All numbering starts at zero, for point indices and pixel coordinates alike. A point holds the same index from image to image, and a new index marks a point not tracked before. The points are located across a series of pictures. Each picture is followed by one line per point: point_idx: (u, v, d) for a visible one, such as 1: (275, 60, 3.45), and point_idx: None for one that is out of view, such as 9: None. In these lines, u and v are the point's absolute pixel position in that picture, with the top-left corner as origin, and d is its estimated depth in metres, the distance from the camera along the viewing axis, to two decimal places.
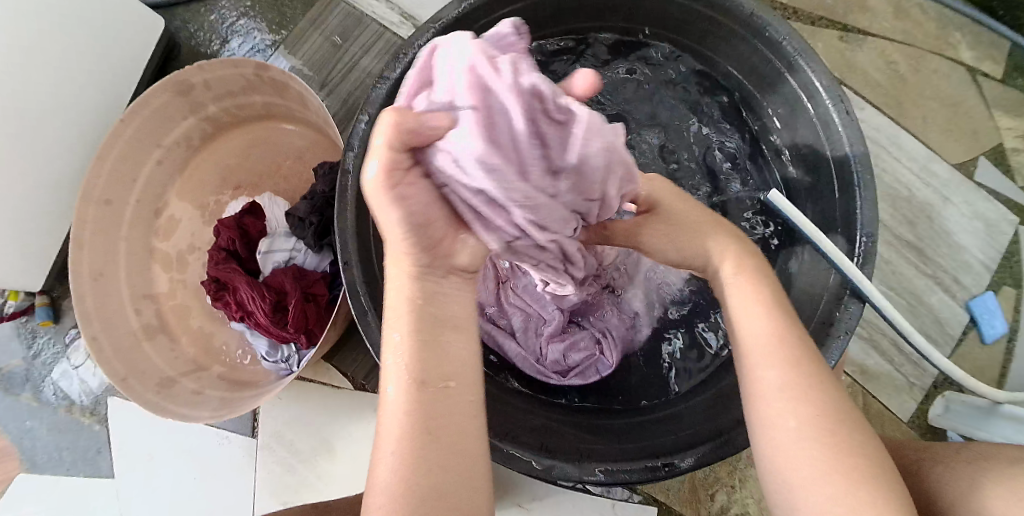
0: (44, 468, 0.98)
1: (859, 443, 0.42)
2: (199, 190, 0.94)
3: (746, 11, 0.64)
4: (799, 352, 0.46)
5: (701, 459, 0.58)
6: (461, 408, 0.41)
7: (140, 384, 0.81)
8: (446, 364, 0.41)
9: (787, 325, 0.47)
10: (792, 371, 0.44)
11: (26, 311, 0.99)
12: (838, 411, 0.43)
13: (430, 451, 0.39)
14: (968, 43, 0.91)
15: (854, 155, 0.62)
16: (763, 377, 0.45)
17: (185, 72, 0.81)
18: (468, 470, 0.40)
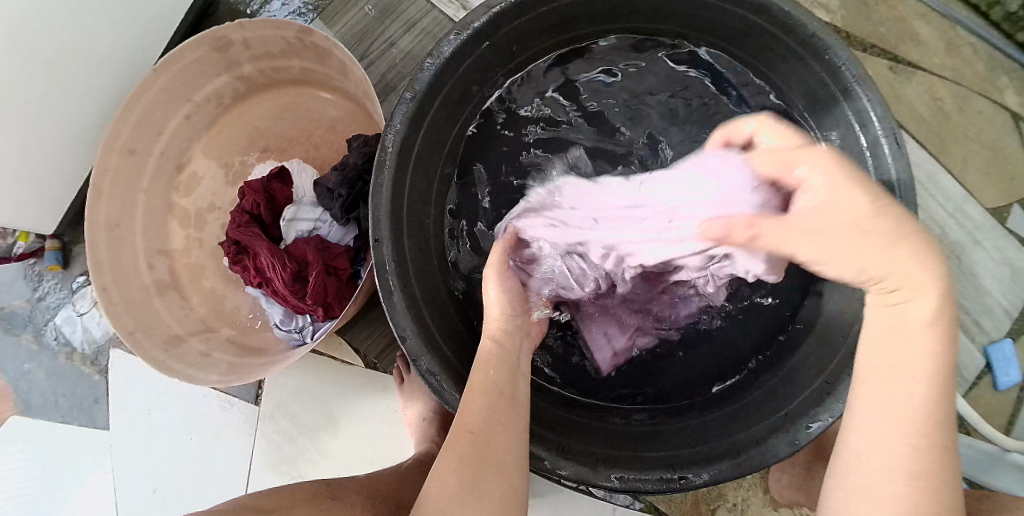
0: (39, 412, 0.96)
1: None
2: (225, 150, 0.92)
3: (808, 31, 0.63)
4: (939, 424, 0.42)
5: (716, 477, 0.58)
6: (505, 407, 0.52)
7: (147, 340, 0.81)
8: (497, 374, 0.54)
9: (932, 362, 0.43)
10: (924, 455, 0.42)
11: (35, 252, 0.98)
12: (943, 497, 0.41)
13: (471, 450, 0.49)
14: (1015, 88, 0.90)
15: (901, 189, 0.61)
16: (896, 449, 0.42)
17: (225, 29, 0.80)
18: (501, 468, 0.49)
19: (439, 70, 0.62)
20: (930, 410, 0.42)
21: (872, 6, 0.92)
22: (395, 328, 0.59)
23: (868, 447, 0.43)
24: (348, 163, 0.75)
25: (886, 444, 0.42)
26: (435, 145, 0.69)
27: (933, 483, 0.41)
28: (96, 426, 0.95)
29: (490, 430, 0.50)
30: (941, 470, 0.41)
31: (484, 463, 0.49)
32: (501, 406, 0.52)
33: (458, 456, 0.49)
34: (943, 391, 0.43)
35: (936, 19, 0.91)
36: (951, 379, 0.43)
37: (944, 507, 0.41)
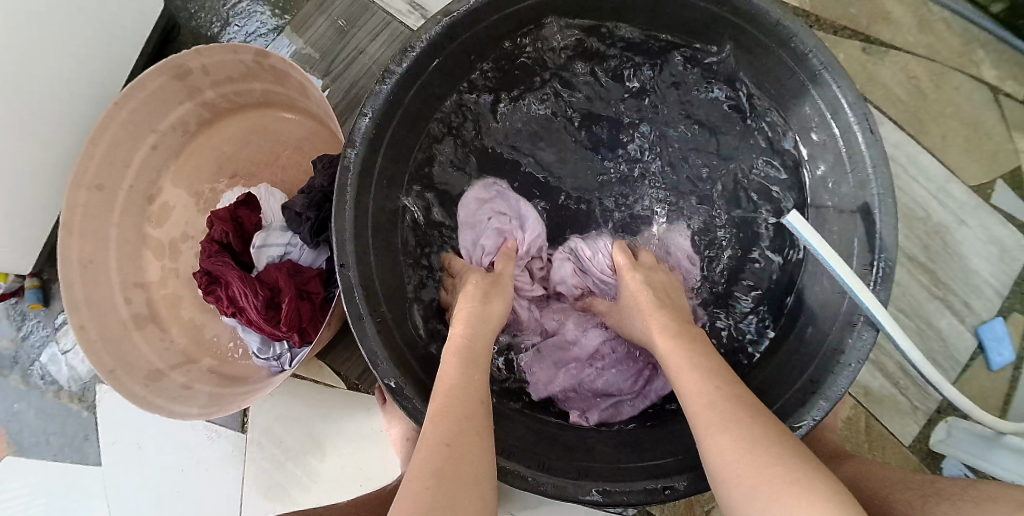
0: (30, 452, 0.96)
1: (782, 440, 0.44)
2: (195, 177, 0.92)
3: (772, 21, 0.62)
4: (714, 370, 0.51)
5: (700, 483, 0.57)
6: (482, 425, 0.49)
7: (127, 376, 0.80)
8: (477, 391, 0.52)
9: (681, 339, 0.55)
10: (707, 391, 0.49)
11: (16, 292, 0.97)
12: (755, 417, 0.46)
13: (443, 454, 0.45)
14: (992, 61, 0.88)
15: (876, 177, 0.60)
16: (693, 406, 0.49)
17: (182, 56, 0.79)
18: (472, 475, 0.45)
19: (396, 85, 0.61)
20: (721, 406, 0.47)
21: None
22: (366, 352, 0.58)
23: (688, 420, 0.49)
24: (314, 187, 0.75)
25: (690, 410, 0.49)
26: (398, 161, 0.68)
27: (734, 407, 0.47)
28: (88, 463, 0.94)
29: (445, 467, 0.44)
30: (740, 404, 0.47)
31: (457, 470, 0.44)
32: (478, 405, 0.50)
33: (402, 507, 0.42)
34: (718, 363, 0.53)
35: None
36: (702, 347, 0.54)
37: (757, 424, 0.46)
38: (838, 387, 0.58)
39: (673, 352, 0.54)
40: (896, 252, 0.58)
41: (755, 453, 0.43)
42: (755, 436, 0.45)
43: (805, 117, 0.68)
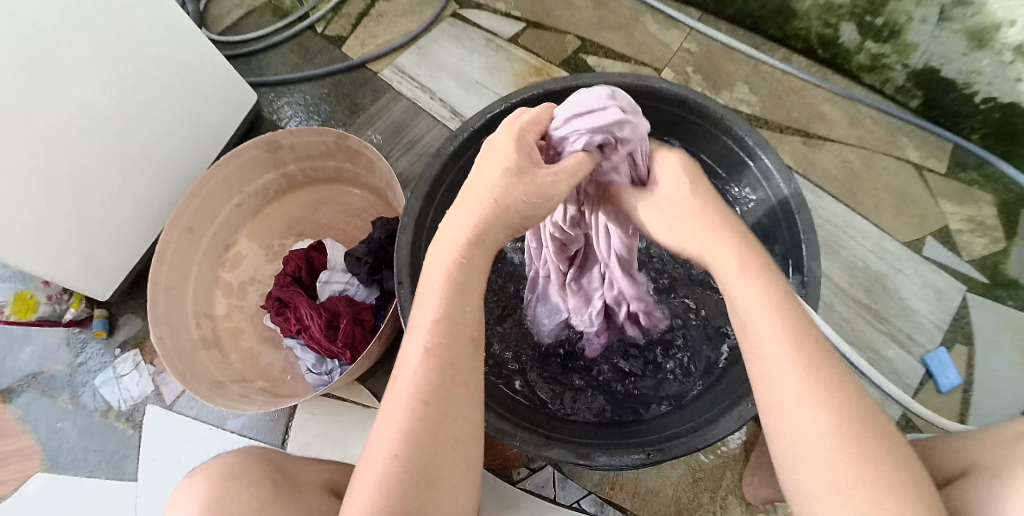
0: (65, 468, 1.03)
1: (881, 450, 0.42)
2: (267, 234, 1.14)
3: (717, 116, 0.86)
4: (816, 355, 0.45)
5: (678, 451, 0.72)
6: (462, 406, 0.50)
7: (195, 380, 0.94)
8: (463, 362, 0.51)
9: (777, 300, 0.47)
10: (813, 376, 0.44)
11: (82, 321, 1.09)
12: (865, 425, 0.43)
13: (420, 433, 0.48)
14: (914, 145, 1.10)
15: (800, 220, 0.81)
16: (778, 384, 0.45)
17: (277, 133, 1.04)
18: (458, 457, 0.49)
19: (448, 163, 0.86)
20: (819, 381, 0.44)
21: (784, 97, 1.16)
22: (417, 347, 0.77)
23: (763, 394, 0.46)
24: (374, 238, 1.00)
25: (769, 385, 0.45)
26: (439, 212, 0.92)
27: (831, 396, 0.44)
28: (124, 479, 1.02)
29: (440, 427, 0.48)
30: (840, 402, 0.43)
31: (435, 451, 0.48)
32: (457, 391, 0.50)
33: (403, 441, 0.47)
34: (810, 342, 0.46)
35: (839, 101, 1.15)
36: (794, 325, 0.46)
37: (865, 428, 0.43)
38: None
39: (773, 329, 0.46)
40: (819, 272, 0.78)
41: (854, 458, 0.42)
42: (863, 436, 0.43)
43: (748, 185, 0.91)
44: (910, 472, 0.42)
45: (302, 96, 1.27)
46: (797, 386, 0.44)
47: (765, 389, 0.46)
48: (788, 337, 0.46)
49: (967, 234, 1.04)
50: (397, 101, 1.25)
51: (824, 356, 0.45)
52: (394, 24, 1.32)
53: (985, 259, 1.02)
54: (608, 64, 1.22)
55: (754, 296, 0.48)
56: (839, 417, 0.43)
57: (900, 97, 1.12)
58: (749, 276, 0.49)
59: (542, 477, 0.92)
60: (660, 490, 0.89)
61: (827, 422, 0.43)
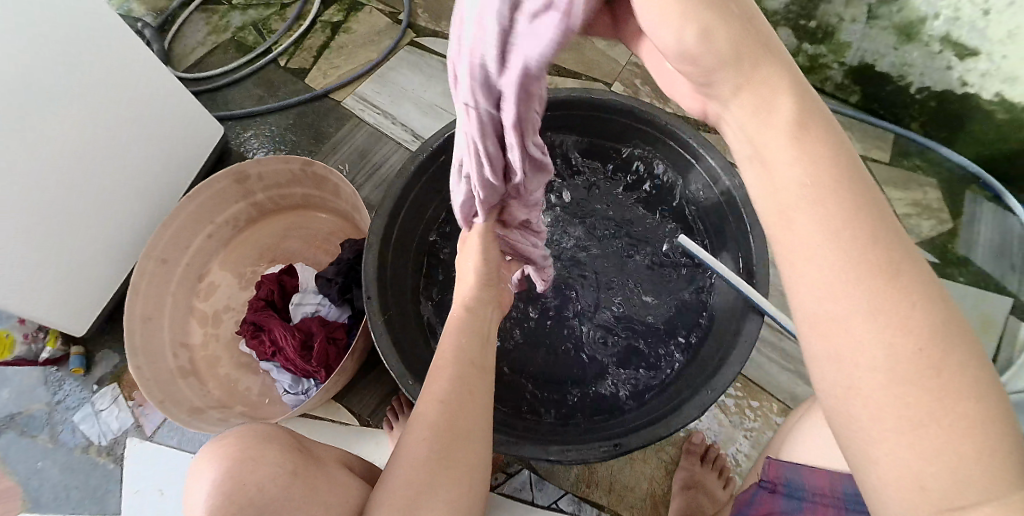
0: (48, 507, 0.99)
1: (968, 378, 0.33)
2: (239, 262, 1.17)
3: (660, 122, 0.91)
4: (887, 255, 0.36)
5: (644, 440, 0.73)
6: (473, 396, 0.60)
7: (173, 407, 0.95)
8: (471, 353, 0.63)
9: (837, 201, 0.37)
10: (874, 282, 0.35)
11: (58, 359, 1.08)
12: (947, 338, 0.34)
13: (440, 418, 0.57)
14: (857, 138, 1.15)
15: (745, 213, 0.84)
16: (833, 302, 0.36)
17: (245, 164, 1.08)
18: (472, 436, 0.58)
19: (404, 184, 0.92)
20: (890, 286, 0.35)
21: None
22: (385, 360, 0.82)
23: (812, 314, 0.37)
24: (343, 258, 1.02)
25: (826, 305, 0.36)
26: (404, 232, 0.95)
27: (915, 311, 0.34)
28: (108, 513, 0.98)
29: (451, 429, 0.57)
30: (919, 315, 0.34)
31: (453, 439, 0.56)
32: (471, 378, 0.61)
33: (432, 424, 0.57)
34: (885, 242, 0.36)
35: None
36: (864, 224, 0.36)
37: (948, 348, 0.34)
38: (739, 362, 0.75)
39: (824, 233, 0.37)
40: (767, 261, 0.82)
41: (937, 394, 0.33)
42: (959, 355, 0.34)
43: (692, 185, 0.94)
44: (992, 392, 0.33)
45: (267, 128, 1.31)
46: (861, 299, 0.35)
47: (819, 302, 0.36)
48: (851, 233, 0.36)
49: (915, 218, 1.08)
50: (360, 128, 1.30)
51: (895, 252, 0.36)
52: (355, 54, 1.39)
53: (934, 241, 1.05)
54: (560, 81, 1.29)
55: (801, 177, 0.37)
56: (917, 344, 0.34)
57: (841, 94, 1.17)
58: (794, 154, 0.38)
59: (519, 480, 0.93)
60: (634, 484, 0.92)
61: (899, 346, 0.34)
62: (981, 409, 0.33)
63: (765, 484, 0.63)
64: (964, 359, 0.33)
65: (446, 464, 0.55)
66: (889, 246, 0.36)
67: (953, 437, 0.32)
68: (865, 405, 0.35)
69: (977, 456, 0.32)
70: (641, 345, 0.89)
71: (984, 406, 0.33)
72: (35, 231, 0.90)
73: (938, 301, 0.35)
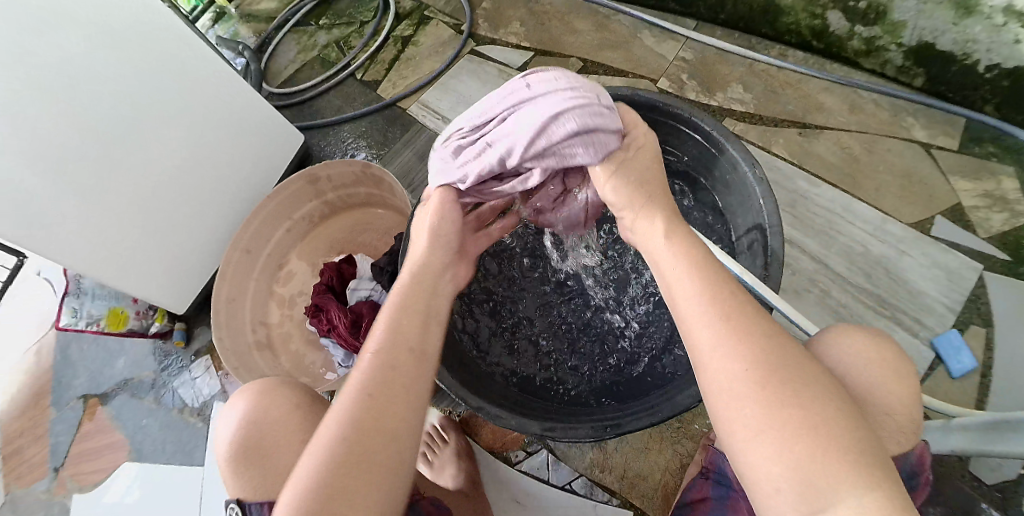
0: (149, 457, 1.23)
1: (813, 407, 0.55)
2: (314, 253, 1.34)
3: (685, 114, 0.95)
4: (749, 325, 0.59)
5: (639, 426, 0.76)
6: (397, 390, 0.61)
7: (244, 375, 1.13)
8: (405, 342, 0.65)
9: (713, 287, 0.61)
10: (742, 345, 0.58)
11: (165, 333, 1.31)
12: (793, 382, 0.56)
13: (358, 411, 0.59)
14: (922, 124, 1.08)
15: (766, 204, 0.86)
16: (724, 363, 0.58)
17: (316, 168, 1.25)
18: (393, 432, 0.59)
19: None
20: (753, 347, 0.57)
21: (780, 90, 1.19)
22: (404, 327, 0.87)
23: (708, 370, 0.59)
24: (395, 249, 1.14)
25: (718, 364, 0.58)
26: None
27: (767, 365, 0.57)
28: (193, 463, 1.21)
29: (369, 419, 0.59)
30: (776, 364, 0.57)
31: (370, 434, 0.58)
32: (401, 369, 0.63)
33: (347, 416, 0.59)
34: (749, 315, 0.59)
35: (837, 89, 1.16)
36: (732, 303, 0.60)
37: (795, 390, 0.56)
38: None
39: (709, 308, 0.60)
40: (781, 250, 0.83)
41: (790, 429, 0.54)
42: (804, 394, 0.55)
43: (716, 179, 0.97)
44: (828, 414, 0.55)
45: (341, 135, 1.47)
46: (713, 341, 0.59)
47: (715, 369, 0.58)
48: (707, 309, 0.60)
49: (984, 211, 0.99)
50: (421, 133, 1.42)
51: (751, 324, 0.59)
52: (420, 66, 1.51)
53: (1007, 236, 0.97)
54: (607, 80, 1.32)
55: (676, 267, 0.64)
56: (766, 384, 0.56)
57: (904, 77, 1.12)
58: (682, 260, 0.64)
59: (538, 460, 0.98)
60: (648, 474, 0.94)
61: (757, 387, 0.56)
62: (818, 429, 0.54)
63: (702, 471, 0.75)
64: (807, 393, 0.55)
65: (358, 460, 0.57)
66: (733, 313, 0.59)
67: (794, 446, 0.53)
68: (756, 433, 0.55)
69: (819, 462, 0.52)
70: (652, 334, 0.91)
71: (818, 426, 0.54)
72: (148, 229, 1.08)
73: (787, 357, 0.58)
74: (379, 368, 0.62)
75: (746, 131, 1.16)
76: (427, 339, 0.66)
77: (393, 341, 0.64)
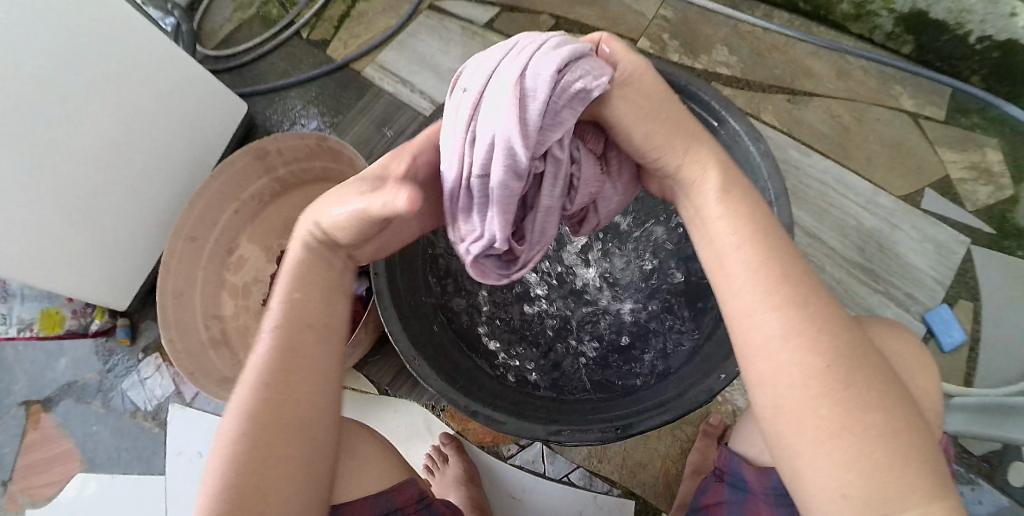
0: (103, 467, 1.10)
1: (872, 401, 0.47)
2: (267, 235, 1.20)
3: (680, 81, 0.87)
4: (807, 300, 0.50)
5: (648, 426, 0.73)
6: (293, 404, 0.55)
7: (204, 378, 1.02)
8: (303, 347, 0.57)
9: (766, 258, 0.52)
10: (797, 323, 0.49)
11: (106, 330, 1.15)
12: (851, 371, 0.48)
13: (251, 435, 0.54)
14: (909, 93, 1.06)
15: (771, 182, 0.81)
16: (771, 341, 0.49)
17: (263, 141, 1.11)
18: (287, 454, 0.54)
19: None
20: (806, 327, 0.49)
21: (766, 54, 1.12)
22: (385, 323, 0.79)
23: (753, 349, 0.50)
24: None
25: (764, 342, 0.49)
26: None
27: (826, 349, 0.48)
28: (154, 473, 1.09)
29: (261, 444, 0.53)
30: (841, 352, 0.48)
31: (264, 461, 0.53)
32: (291, 380, 0.56)
33: (235, 439, 0.54)
34: (808, 289, 0.51)
35: (825, 54, 1.10)
36: (790, 275, 0.51)
37: (854, 379, 0.47)
38: None
39: (754, 282, 0.51)
40: (791, 231, 0.78)
41: (848, 428, 0.46)
42: (860, 387, 0.47)
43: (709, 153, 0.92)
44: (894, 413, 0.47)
45: (287, 100, 1.31)
46: (783, 325, 0.49)
47: (766, 349, 0.49)
48: (773, 284, 0.50)
49: (971, 184, 0.99)
50: (380, 97, 1.28)
51: (814, 302, 0.50)
52: (375, 22, 1.35)
53: (991, 209, 0.97)
54: None
55: (735, 237, 0.54)
56: (827, 372, 0.47)
57: (892, 44, 1.08)
58: (729, 228, 0.55)
59: (532, 453, 0.94)
60: (648, 461, 0.91)
61: (818, 372, 0.48)
62: (882, 430, 0.46)
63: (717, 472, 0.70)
64: (865, 383, 0.47)
65: (251, 492, 0.52)
66: (807, 297, 0.50)
67: (847, 444, 0.46)
68: (815, 429, 0.46)
69: (881, 465, 0.45)
70: (654, 318, 0.87)
71: (882, 426, 0.46)
72: (69, 220, 0.92)
73: (845, 341, 0.49)
74: (266, 387, 0.55)
75: (734, 96, 1.10)
76: (322, 337, 0.59)
77: (286, 350, 0.57)
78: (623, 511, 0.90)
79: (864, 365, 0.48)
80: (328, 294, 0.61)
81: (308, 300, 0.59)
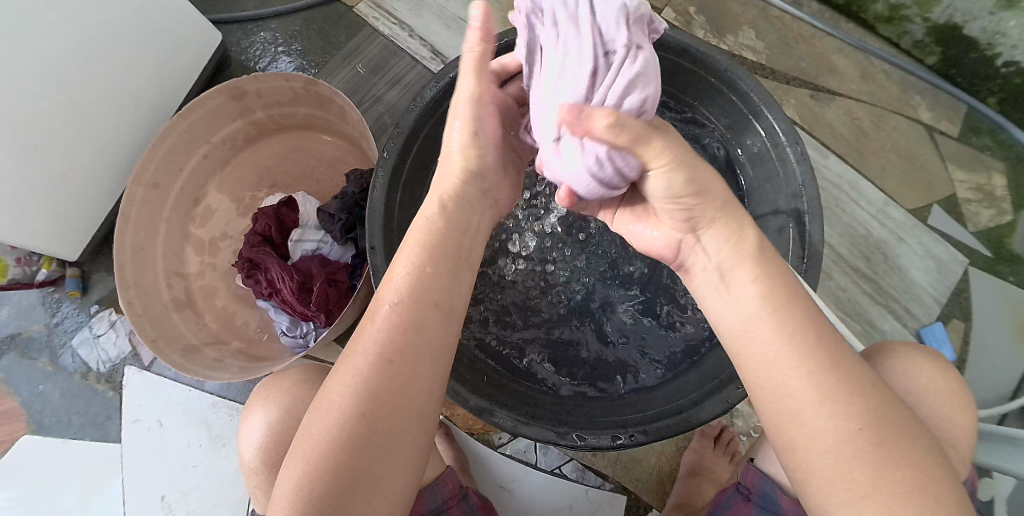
0: (51, 430, 0.99)
1: (907, 450, 0.44)
2: (238, 186, 1.07)
3: (721, 66, 0.80)
4: (826, 354, 0.46)
5: (662, 432, 0.69)
6: (419, 369, 0.49)
7: (167, 346, 0.93)
8: (432, 306, 0.51)
9: (788, 309, 0.47)
10: (819, 376, 0.45)
11: (54, 281, 1.03)
12: (884, 421, 0.44)
13: (369, 400, 0.47)
14: (927, 105, 1.03)
15: (806, 189, 0.76)
16: (794, 390, 0.45)
17: (242, 80, 0.96)
18: (407, 426, 0.47)
19: (420, 113, 0.80)
20: (830, 380, 0.45)
21: (794, 44, 1.07)
22: None
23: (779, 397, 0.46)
24: (347, 193, 0.94)
25: (788, 391, 0.45)
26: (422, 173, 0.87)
27: (850, 399, 0.44)
28: (109, 440, 0.99)
29: (378, 412, 0.47)
30: (862, 400, 0.45)
31: (381, 433, 0.46)
32: (417, 340, 0.50)
33: (347, 405, 0.47)
34: (825, 338, 0.47)
35: (852, 52, 1.06)
36: (805, 324, 0.47)
37: (885, 431, 0.44)
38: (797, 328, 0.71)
39: (777, 331, 0.47)
40: (823, 246, 0.74)
41: (882, 480, 0.43)
42: (890, 436, 0.44)
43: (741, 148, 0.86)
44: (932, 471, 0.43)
45: (267, 32, 1.16)
46: (812, 392, 0.45)
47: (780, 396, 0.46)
48: (795, 343, 0.46)
49: (974, 204, 0.99)
50: (372, 39, 1.15)
51: (835, 357, 0.46)
52: None
53: (991, 232, 0.98)
54: None
55: (757, 299, 0.48)
56: (857, 425, 0.44)
57: (917, 52, 1.05)
58: (749, 273, 0.49)
59: (524, 443, 0.92)
60: (643, 458, 0.91)
61: (841, 428, 0.44)
62: (917, 481, 0.43)
63: (740, 490, 0.67)
64: (894, 432, 0.44)
65: (358, 469, 0.45)
66: (838, 356, 0.46)
67: (883, 495, 0.42)
68: (848, 480, 0.43)
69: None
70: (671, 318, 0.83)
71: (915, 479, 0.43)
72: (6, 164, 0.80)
73: (869, 393, 0.45)
74: (392, 343, 0.49)
75: None
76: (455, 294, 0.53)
77: (417, 308, 0.51)
78: (613, 505, 0.89)
79: (895, 416, 0.45)
80: (461, 249, 0.56)
81: (438, 255, 0.54)
